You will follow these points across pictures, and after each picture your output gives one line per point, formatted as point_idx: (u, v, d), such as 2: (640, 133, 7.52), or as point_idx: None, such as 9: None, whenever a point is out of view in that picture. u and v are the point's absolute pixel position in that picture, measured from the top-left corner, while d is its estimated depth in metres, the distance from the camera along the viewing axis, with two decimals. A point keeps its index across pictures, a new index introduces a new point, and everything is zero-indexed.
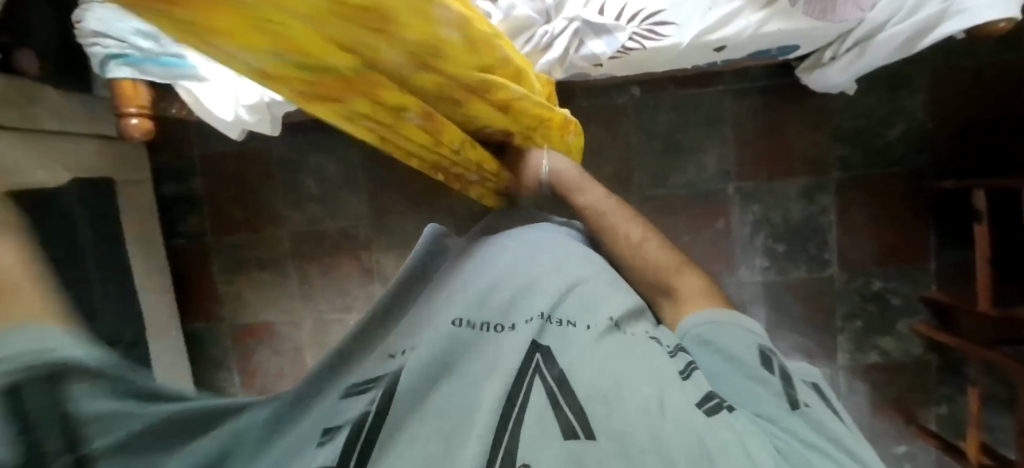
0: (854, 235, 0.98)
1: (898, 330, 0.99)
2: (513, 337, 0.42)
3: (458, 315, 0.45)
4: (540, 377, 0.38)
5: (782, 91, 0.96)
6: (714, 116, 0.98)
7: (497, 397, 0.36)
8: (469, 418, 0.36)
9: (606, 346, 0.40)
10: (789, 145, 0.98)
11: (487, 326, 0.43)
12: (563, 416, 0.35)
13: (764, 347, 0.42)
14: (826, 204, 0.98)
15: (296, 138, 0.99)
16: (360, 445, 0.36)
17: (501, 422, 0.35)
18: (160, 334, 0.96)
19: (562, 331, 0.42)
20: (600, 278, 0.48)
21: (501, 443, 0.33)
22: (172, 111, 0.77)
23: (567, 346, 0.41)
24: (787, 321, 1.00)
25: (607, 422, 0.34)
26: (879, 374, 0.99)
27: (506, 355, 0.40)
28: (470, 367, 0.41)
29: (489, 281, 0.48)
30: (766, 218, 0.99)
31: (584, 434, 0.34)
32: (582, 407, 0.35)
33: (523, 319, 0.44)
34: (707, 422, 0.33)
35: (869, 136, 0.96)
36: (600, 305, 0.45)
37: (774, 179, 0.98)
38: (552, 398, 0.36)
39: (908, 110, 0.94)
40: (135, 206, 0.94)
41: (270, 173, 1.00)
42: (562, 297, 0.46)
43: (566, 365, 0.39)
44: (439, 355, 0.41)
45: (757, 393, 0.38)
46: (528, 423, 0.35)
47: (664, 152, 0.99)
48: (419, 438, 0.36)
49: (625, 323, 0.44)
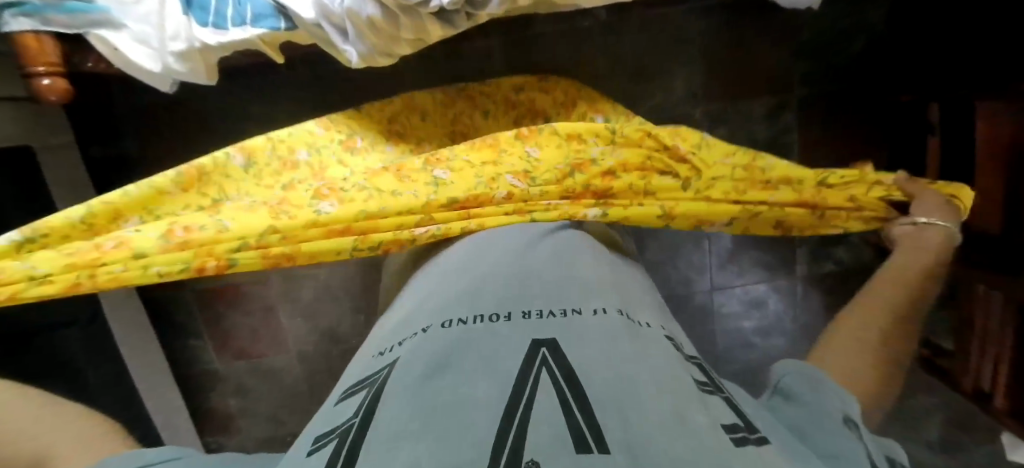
0: (813, 152, 1.01)
1: (851, 240, 1.05)
2: (510, 327, 0.33)
3: (443, 313, 0.36)
4: (546, 369, 0.28)
5: (750, 7, 0.93)
6: (682, 35, 0.94)
7: (492, 399, 0.25)
8: (451, 405, 0.25)
9: (615, 338, 0.31)
10: (753, 63, 0.96)
11: (481, 318, 0.34)
12: (574, 421, 0.23)
13: (847, 414, 0.36)
14: (789, 123, 0.99)
15: (235, 84, 0.89)
16: (334, 443, 0.26)
17: (502, 421, 0.23)
18: (119, 307, 0.92)
19: (566, 319, 0.33)
20: (594, 276, 0.41)
21: (505, 440, 0.22)
22: (88, 65, 0.67)
23: (574, 335, 0.32)
24: (751, 239, 1.04)
25: (623, 431, 0.23)
26: (831, 282, 1.07)
27: (500, 346, 0.30)
28: (449, 355, 0.30)
29: (487, 274, 0.41)
30: (732, 141, 1.00)
31: (597, 443, 0.22)
32: (596, 410, 0.24)
33: (521, 312, 0.35)
34: (733, 451, 0.24)
35: (834, 47, 0.95)
36: (603, 299, 0.37)
37: (740, 99, 0.98)
38: (561, 396, 0.25)
39: (870, 22, 0.93)
40: (61, 174, 0.84)
41: (212, 125, 0.91)
42: (559, 290, 0.38)
43: (579, 359, 0.29)
44: (422, 344, 0.32)
45: (830, 444, 0.32)
46: (535, 421, 0.23)
47: (631, 77, 0.96)
48: (377, 444, 0.23)
49: (638, 321, 0.36)
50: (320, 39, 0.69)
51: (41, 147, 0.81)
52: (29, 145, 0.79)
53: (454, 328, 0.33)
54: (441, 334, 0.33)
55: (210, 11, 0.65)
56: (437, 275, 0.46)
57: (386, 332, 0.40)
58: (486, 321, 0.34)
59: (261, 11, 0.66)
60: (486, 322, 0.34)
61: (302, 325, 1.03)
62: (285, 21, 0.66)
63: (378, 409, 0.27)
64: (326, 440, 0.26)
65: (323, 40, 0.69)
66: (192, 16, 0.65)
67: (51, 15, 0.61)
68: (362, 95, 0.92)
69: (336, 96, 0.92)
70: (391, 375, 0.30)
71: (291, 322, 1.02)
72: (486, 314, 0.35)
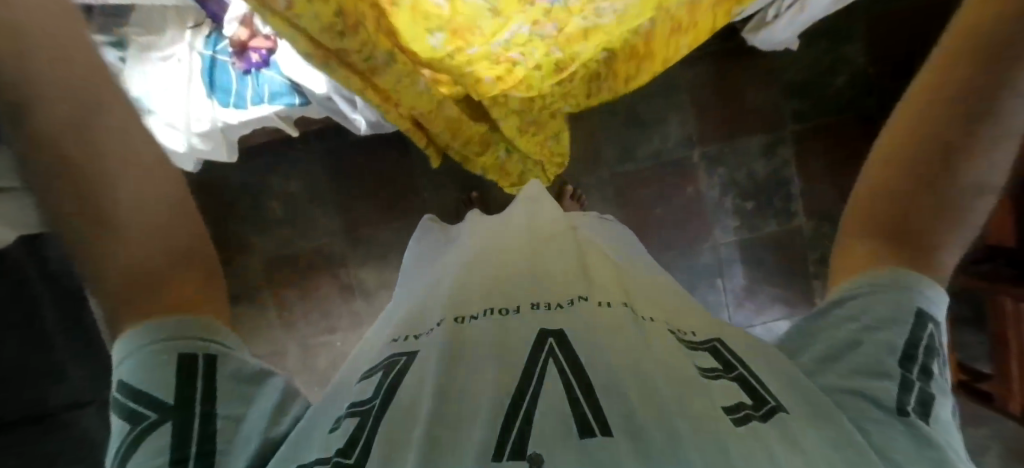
0: (816, 184, 1.00)
1: None
2: (521, 317, 0.41)
3: (455, 302, 0.44)
4: (554, 361, 0.36)
5: (730, 54, 0.98)
6: (669, 84, 0.99)
7: (502, 390, 0.34)
8: (470, 402, 0.35)
9: (614, 328, 0.39)
10: (740, 104, 0.99)
11: (490, 310, 0.43)
12: (579, 409, 0.32)
13: (922, 310, 0.36)
14: (786, 158, 1.00)
15: (254, 162, 0.96)
16: (356, 419, 0.35)
17: (510, 413, 0.33)
18: None
19: (569, 310, 0.41)
20: (598, 264, 0.48)
21: (513, 428, 0.31)
22: None
23: (582, 322, 0.40)
24: (764, 273, 1.03)
25: (626, 416, 0.32)
26: None
27: (513, 340, 0.39)
28: (467, 348, 0.39)
29: (501, 266, 0.48)
30: (733, 179, 1.01)
31: (601, 429, 0.31)
32: (600, 400, 0.33)
33: (529, 304, 0.42)
34: (733, 430, 0.31)
35: (818, 86, 0.98)
36: (609, 291, 0.44)
37: (733, 138, 1.00)
38: (569, 386, 0.34)
39: (849, 58, 0.96)
40: None
41: (232, 200, 0.97)
42: (564, 279, 0.45)
43: (583, 350, 0.37)
44: (458, 335, 0.40)
45: (877, 361, 0.36)
46: (541, 411, 0.33)
47: (626, 128, 1.01)
48: (412, 422, 0.34)
49: (642, 313, 0.43)
50: (332, 110, 0.73)
51: None
52: None
53: (465, 326, 0.41)
54: (456, 329, 0.41)
55: (231, 92, 0.72)
56: (453, 256, 0.53)
57: (398, 317, 0.49)
58: (493, 313, 0.42)
59: (277, 89, 0.72)
60: (495, 316, 0.42)
61: (320, 392, 1.02)
62: (299, 96, 0.73)
63: (399, 398, 0.36)
64: (353, 414, 0.35)
65: (334, 111, 0.74)
66: (215, 99, 0.73)
67: None
68: (369, 164, 0.97)
69: (347, 164, 0.97)
70: (413, 365, 0.39)
71: (306, 389, 1.02)
72: (496, 309, 0.42)
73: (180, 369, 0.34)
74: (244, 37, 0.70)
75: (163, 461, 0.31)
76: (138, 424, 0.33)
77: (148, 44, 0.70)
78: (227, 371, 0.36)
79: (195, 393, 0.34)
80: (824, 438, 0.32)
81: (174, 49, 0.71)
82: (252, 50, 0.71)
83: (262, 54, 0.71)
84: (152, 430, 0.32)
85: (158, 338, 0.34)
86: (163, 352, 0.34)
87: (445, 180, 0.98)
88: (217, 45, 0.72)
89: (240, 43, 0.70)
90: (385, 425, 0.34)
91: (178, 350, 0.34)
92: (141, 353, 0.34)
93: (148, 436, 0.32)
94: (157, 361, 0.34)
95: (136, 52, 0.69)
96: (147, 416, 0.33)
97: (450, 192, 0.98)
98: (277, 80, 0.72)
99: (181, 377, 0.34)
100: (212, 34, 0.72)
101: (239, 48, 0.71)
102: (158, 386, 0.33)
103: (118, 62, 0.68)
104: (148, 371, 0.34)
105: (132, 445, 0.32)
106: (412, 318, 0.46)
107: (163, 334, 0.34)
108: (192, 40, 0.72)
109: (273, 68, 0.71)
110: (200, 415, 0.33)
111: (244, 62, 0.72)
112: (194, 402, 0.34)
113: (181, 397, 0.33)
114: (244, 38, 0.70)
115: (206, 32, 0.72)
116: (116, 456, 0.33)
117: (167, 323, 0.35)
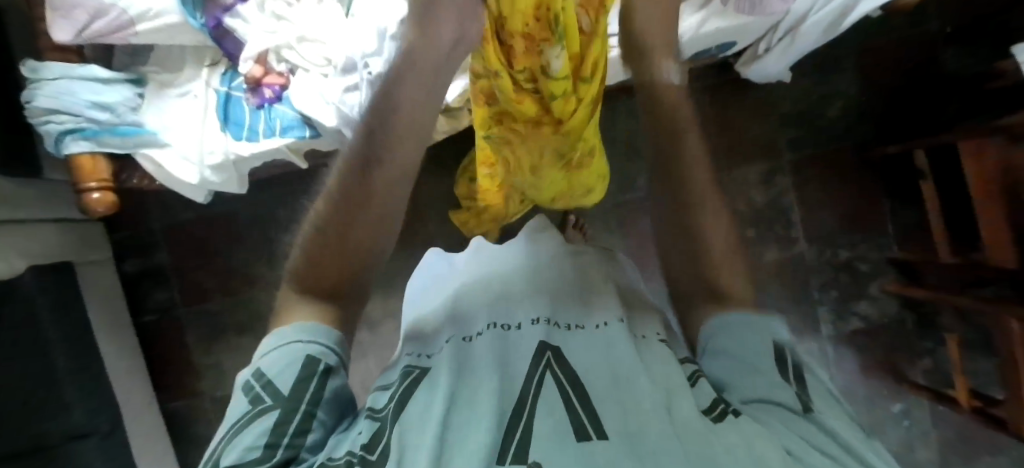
0: (815, 211, 1.02)
1: (872, 294, 1.01)
2: (521, 333, 0.42)
3: (462, 325, 0.45)
4: (551, 372, 0.37)
5: (725, 87, 1.01)
6: None
7: (506, 404, 0.34)
8: (471, 408, 0.35)
9: (608, 347, 0.40)
10: (739, 134, 1.02)
11: (492, 327, 0.43)
12: (576, 415, 0.32)
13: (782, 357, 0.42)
14: (784, 186, 1.02)
15: (263, 195, 0.98)
16: (373, 421, 0.36)
17: (513, 424, 0.33)
18: (139, 419, 0.89)
19: (568, 332, 0.42)
20: (595, 282, 0.50)
21: (515, 438, 0.31)
22: (132, 181, 0.75)
23: (578, 345, 0.40)
24: (769, 303, 1.02)
25: (618, 421, 0.32)
26: (863, 340, 1.01)
27: (514, 357, 0.39)
28: (470, 363, 0.39)
29: (505, 285, 0.49)
30: (732, 206, 1.02)
31: (595, 433, 0.31)
32: (591, 403, 0.33)
33: (529, 320, 0.43)
34: (713, 427, 0.31)
35: (811, 117, 1.01)
36: (607, 310, 0.45)
37: (731, 168, 1.02)
38: (564, 393, 0.34)
39: (841, 90, 0.99)
40: (95, 287, 0.89)
41: (239, 233, 0.99)
42: (563, 304, 0.46)
43: (577, 366, 0.37)
44: (466, 353, 0.41)
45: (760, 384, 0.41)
46: (540, 420, 0.32)
47: (626, 158, 1.03)
48: (421, 432, 0.33)
49: (636, 333, 0.44)
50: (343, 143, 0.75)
51: (79, 262, 0.87)
52: (70, 261, 0.85)
53: (472, 344, 0.42)
54: (463, 347, 0.42)
55: (245, 127, 0.74)
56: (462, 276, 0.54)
57: (409, 330, 0.50)
58: (501, 333, 0.42)
59: (289, 123, 0.73)
60: (503, 336, 0.42)
61: None
62: (310, 129, 0.73)
63: (407, 409, 0.36)
64: (372, 418, 0.36)
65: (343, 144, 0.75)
66: (227, 132, 0.74)
67: (109, 139, 0.69)
68: None
69: None
70: (421, 381, 0.39)
71: None
72: (499, 327, 0.43)
73: (304, 365, 0.38)
74: (258, 75, 0.74)
75: (262, 444, 0.34)
76: (254, 408, 0.36)
77: (166, 83, 0.75)
78: (332, 383, 0.39)
79: (306, 392, 0.37)
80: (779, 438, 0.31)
81: (190, 86, 0.75)
82: (265, 86, 0.74)
83: (275, 89, 0.75)
84: (260, 414, 0.35)
85: (303, 337, 0.39)
86: (295, 352, 0.38)
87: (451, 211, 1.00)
88: (232, 83, 0.77)
89: (254, 80, 0.75)
90: (399, 428, 0.34)
91: (306, 351, 0.38)
92: (285, 348, 0.39)
93: (256, 421, 0.35)
94: (289, 359, 0.38)
95: (154, 89, 0.75)
96: (263, 402, 0.36)
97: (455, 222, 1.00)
98: (289, 115, 0.74)
99: (301, 372, 0.37)
100: (228, 72, 0.77)
101: (253, 85, 0.75)
102: (281, 376, 0.37)
103: (136, 98, 0.73)
104: (282, 362, 0.38)
105: (241, 426, 0.35)
106: (422, 337, 0.47)
107: (300, 332, 0.40)
108: (208, 77, 0.76)
109: (285, 103, 0.75)
110: (305, 405, 0.36)
111: (257, 98, 0.75)
112: (303, 397, 0.36)
113: (295, 390, 0.36)
114: (258, 75, 0.74)
115: (222, 70, 0.77)
116: (224, 434, 0.35)
117: (308, 324, 0.41)
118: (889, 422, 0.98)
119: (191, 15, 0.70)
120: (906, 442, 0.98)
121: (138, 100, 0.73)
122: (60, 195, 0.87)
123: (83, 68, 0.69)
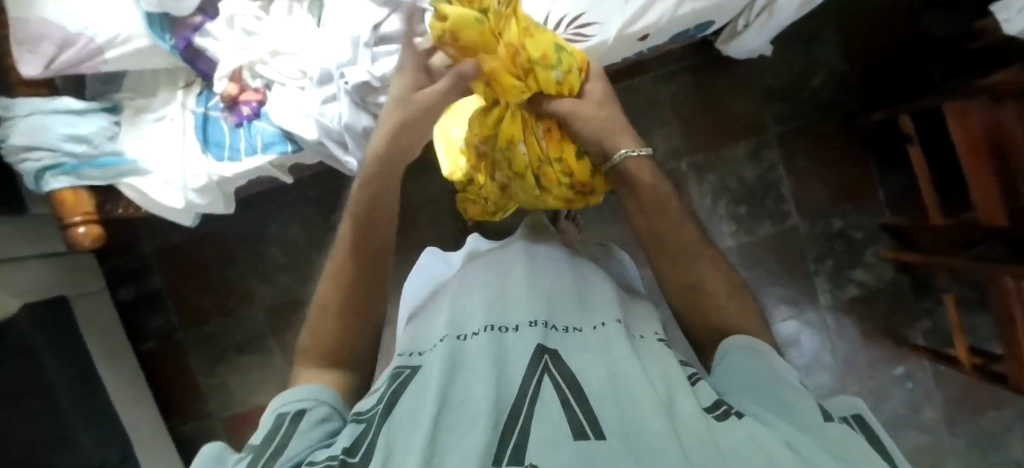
0: (805, 183, 1.02)
1: (868, 261, 1.01)
2: (517, 333, 0.41)
3: (458, 322, 0.45)
4: (549, 373, 0.37)
5: (706, 65, 1.01)
6: (650, 100, 1.02)
7: (503, 403, 0.34)
8: (467, 409, 0.34)
9: (606, 348, 0.40)
10: (723, 112, 1.02)
11: (488, 327, 0.43)
12: (575, 416, 0.32)
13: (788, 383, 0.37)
14: (773, 161, 1.02)
15: (252, 212, 0.98)
16: (364, 424, 0.36)
17: (511, 425, 0.32)
18: (148, 445, 0.89)
19: (563, 333, 0.42)
20: (591, 285, 0.49)
21: (512, 438, 0.31)
22: (118, 211, 0.74)
23: (576, 347, 0.40)
24: (766, 278, 1.02)
25: (618, 422, 0.32)
26: (862, 307, 1.01)
27: (510, 356, 0.39)
28: (465, 360, 0.39)
29: (502, 288, 0.48)
30: (723, 185, 1.02)
31: (594, 433, 0.31)
32: (590, 405, 0.33)
33: (526, 321, 0.43)
34: (715, 427, 0.31)
35: (794, 89, 1.00)
36: (604, 310, 0.45)
37: (718, 146, 1.02)
38: (562, 394, 0.34)
39: (823, 59, 0.99)
40: (91, 319, 0.89)
41: (231, 252, 0.98)
42: (560, 304, 0.46)
43: (575, 367, 0.37)
44: (460, 350, 0.41)
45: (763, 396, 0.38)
46: (537, 421, 0.32)
47: None
48: (412, 429, 0.33)
49: (635, 332, 0.44)
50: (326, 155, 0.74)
51: (73, 296, 0.87)
52: (64, 295, 0.85)
53: (467, 341, 0.41)
54: (457, 344, 0.41)
55: (226, 147, 0.73)
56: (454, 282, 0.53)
57: (405, 335, 0.50)
58: (498, 332, 0.42)
59: (270, 140, 0.73)
60: (499, 335, 0.42)
61: None
62: (292, 144, 0.73)
63: (398, 409, 0.36)
64: (358, 420, 0.36)
65: (327, 155, 0.74)
66: (209, 154, 0.73)
67: (89, 172, 0.69)
68: None
69: (344, 205, 0.98)
70: (414, 378, 0.39)
71: None
72: (496, 327, 0.43)
73: (277, 419, 0.37)
74: (234, 93, 0.73)
75: None
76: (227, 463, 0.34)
77: (142, 109, 0.74)
78: (311, 419, 0.38)
79: (279, 429, 0.36)
80: (784, 434, 0.30)
81: (166, 110, 0.74)
82: (242, 103, 0.74)
83: (253, 106, 0.74)
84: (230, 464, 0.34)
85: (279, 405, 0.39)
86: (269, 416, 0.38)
87: (442, 211, 1.00)
88: (208, 103, 0.76)
89: (231, 98, 0.74)
90: (385, 430, 0.34)
91: (278, 412, 0.38)
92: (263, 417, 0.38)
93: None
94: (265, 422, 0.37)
95: (130, 116, 0.73)
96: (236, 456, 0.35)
97: (447, 223, 1.00)
98: (269, 130, 0.73)
99: (275, 422, 0.37)
100: (203, 93, 0.76)
101: (230, 103, 0.74)
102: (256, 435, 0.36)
103: (113, 126, 0.72)
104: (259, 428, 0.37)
105: None
106: (415, 337, 0.47)
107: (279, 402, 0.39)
108: (183, 99, 0.75)
109: (264, 119, 0.74)
110: (276, 442, 0.35)
111: (235, 116, 0.75)
112: (274, 436, 0.35)
113: (268, 435, 0.35)
114: (234, 93, 0.73)
115: (197, 92, 0.76)
116: None
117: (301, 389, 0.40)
118: (892, 387, 0.99)
119: (161, 37, 0.70)
120: (910, 404, 0.99)
121: (115, 128, 0.72)
122: (47, 230, 0.87)
123: (57, 100, 0.69)
